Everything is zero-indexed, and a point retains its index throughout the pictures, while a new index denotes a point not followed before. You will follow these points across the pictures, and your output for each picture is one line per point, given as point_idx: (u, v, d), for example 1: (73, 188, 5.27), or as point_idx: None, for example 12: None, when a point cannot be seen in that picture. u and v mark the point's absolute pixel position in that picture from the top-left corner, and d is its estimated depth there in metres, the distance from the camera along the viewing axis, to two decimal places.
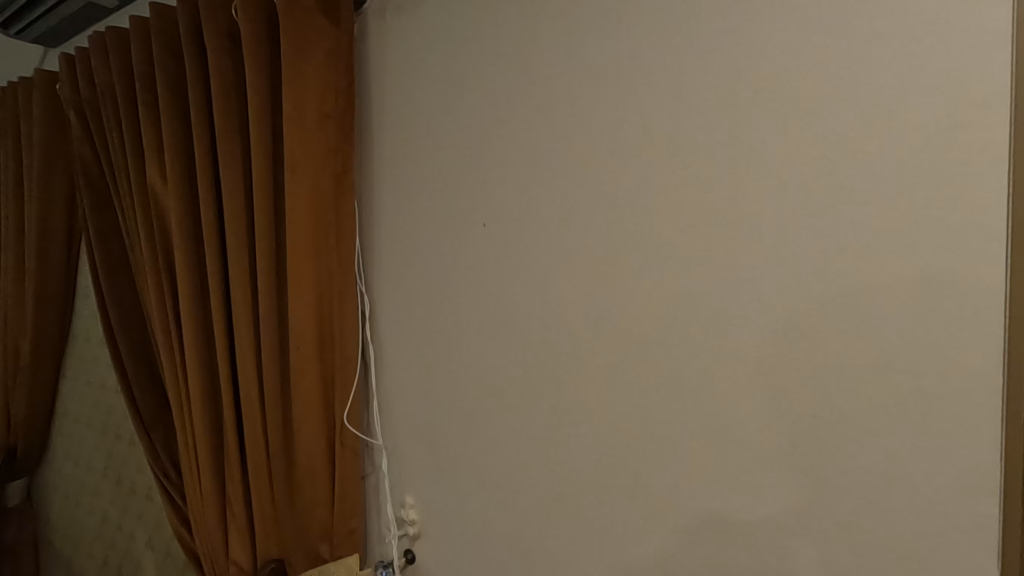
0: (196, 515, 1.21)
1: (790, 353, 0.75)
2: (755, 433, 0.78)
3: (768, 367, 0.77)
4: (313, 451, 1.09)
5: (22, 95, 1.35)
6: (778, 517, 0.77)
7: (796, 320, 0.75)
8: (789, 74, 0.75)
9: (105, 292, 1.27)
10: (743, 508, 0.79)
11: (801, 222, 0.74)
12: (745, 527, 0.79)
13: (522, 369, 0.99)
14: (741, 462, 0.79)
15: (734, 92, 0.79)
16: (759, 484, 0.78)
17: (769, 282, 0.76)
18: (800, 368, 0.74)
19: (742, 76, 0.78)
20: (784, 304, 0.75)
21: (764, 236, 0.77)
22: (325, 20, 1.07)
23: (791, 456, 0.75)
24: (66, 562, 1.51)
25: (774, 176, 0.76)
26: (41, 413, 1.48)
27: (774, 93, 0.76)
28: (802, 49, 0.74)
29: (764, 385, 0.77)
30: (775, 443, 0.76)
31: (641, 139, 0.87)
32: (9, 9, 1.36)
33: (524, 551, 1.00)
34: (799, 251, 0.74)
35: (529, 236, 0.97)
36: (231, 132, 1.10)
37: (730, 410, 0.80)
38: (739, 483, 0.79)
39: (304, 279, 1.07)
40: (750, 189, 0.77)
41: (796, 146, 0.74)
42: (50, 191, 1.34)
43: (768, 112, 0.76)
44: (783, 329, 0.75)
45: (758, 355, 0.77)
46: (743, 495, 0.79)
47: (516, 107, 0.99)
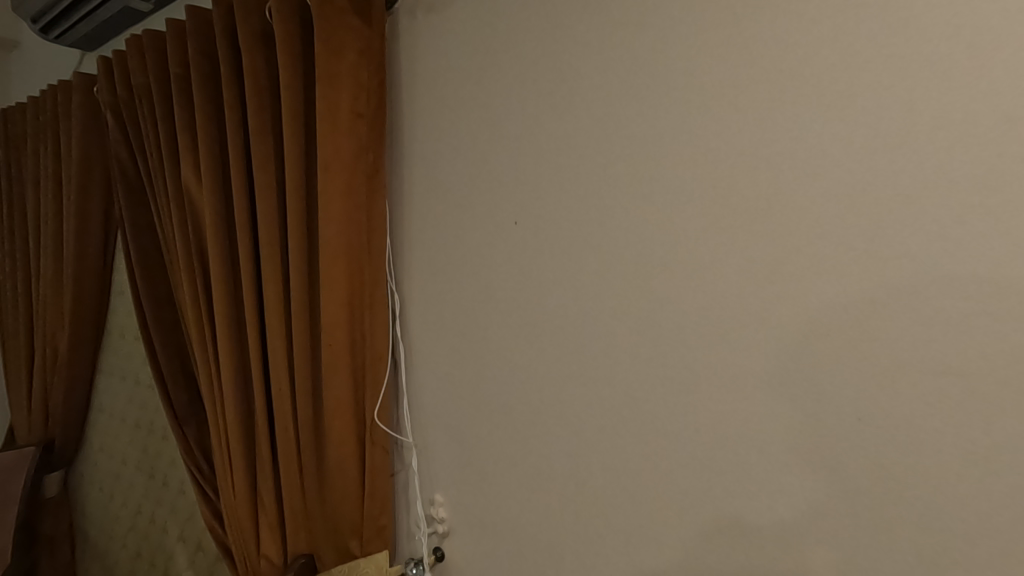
0: (228, 509, 1.22)
1: (836, 354, 0.73)
2: (797, 436, 0.75)
3: (811, 367, 0.74)
4: (344, 447, 1.09)
5: (60, 97, 1.39)
6: (819, 523, 0.74)
7: (840, 321, 0.72)
8: (837, 64, 0.72)
9: (141, 288, 1.30)
10: (783, 513, 0.77)
11: (849, 218, 0.71)
12: (784, 532, 0.77)
13: (552, 368, 0.98)
14: (783, 466, 0.77)
15: (777, 85, 0.76)
16: (801, 489, 0.75)
17: (814, 280, 0.74)
18: (844, 370, 0.72)
19: (786, 68, 0.76)
20: (828, 304, 0.73)
21: (809, 233, 0.74)
22: (358, 21, 1.08)
23: (836, 460, 0.73)
24: (100, 552, 1.55)
25: (820, 171, 0.73)
26: (78, 407, 1.52)
27: (820, 84, 0.73)
28: (845, 42, 0.72)
29: (808, 387, 0.75)
30: (817, 447, 0.74)
31: (677, 134, 0.85)
32: (50, 14, 1.40)
33: (555, 552, 0.99)
34: (843, 249, 0.72)
35: (560, 235, 0.97)
36: (264, 131, 1.11)
37: (771, 413, 0.77)
38: (781, 489, 0.77)
39: (335, 277, 1.07)
40: (795, 184, 0.75)
41: (840, 140, 0.72)
42: (87, 191, 1.38)
43: (814, 104, 0.74)
44: (827, 330, 0.73)
45: (801, 355, 0.75)
46: (785, 500, 0.77)
47: (548, 105, 0.98)
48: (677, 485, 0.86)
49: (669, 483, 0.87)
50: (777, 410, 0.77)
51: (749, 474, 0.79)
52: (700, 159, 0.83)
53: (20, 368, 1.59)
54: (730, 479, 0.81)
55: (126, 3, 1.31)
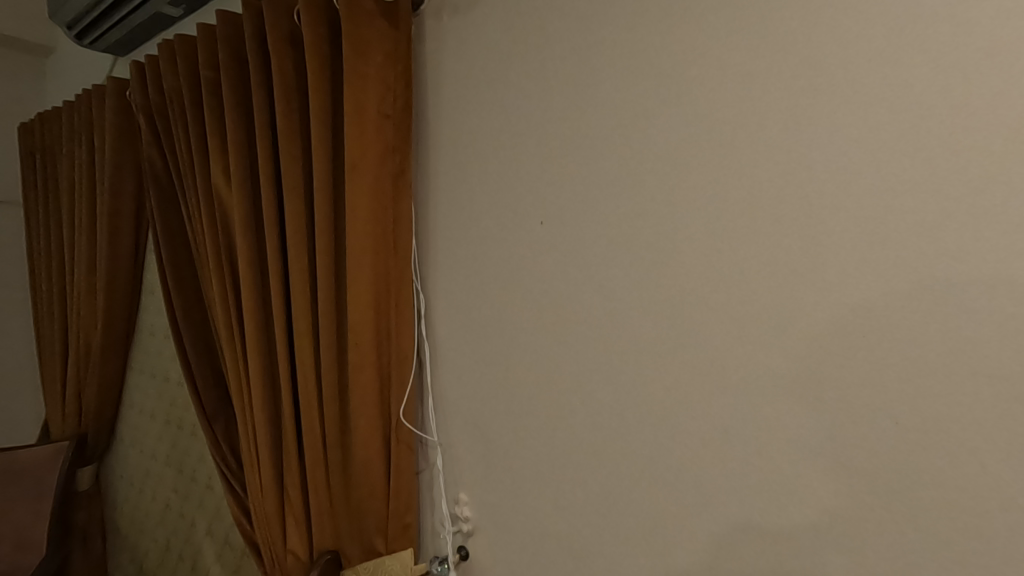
0: (256, 505, 1.24)
1: (873, 358, 0.71)
2: (831, 441, 0.73)
3: (848, 372, 0.72)
4: (370, 445, 1.10)
5: (94, 101, 1.43)
6: (856, 530, 0.72)
7: (876, 323, 0.70)
8: (879, 59, 0.70)
9: (171, 287, 1.33)
10: (817, 519, 0.75)
11: (888, 218, 0.69)
12: (818, 539, 0.75)
13: (577, 369, 0.98)
14: (819, 472, 0.75)
15: (814, 81, 0.74)
16: (836, 495, 0.73)
17: (851, 281, 0.72)
18: (881, 373, 0.70)
19: (824, 63, 0.74)
20: (864, 305, 0.71)
21: (846, 233, 0.72)
22: (385, 22, 1.09)
23: (874, 468, 0.71)
24: (130, 545, 1.58)
25: (859, 169, 0.71)
26: (110, 403, 1.57)
27: (858, 79, 0.71)
28: (882, 35, 0.70)
29: (843, 392, 0.73)
30: (853, 452, 0.72)
31: (708, 132, 0.83)
32: (84, 20, 1.44)
33: (580, 553, 0.99)
34: (880, 249, 0.70)
35: (588, 235, 0.96)
36: (293, 133, 1.13)
37: (806, 417, 0.75)
38: (816, 495, 0.75)
39: (361, 277, 1.08)
40: (830, 183, 0.73)
41: (877, 136, 0.70)
42: (119, 192, 1.41)
43: (853, 101, 0.71)
44: (863, 331, 0.71)
45: (837, 359, 0.73)
46: (821, 507, 0.75)
47: (574, 104, 0.98)
48: (706, 489, 0.85)
49: (698, 487, 0.85)
50: (811, 415, 0.75)
51: (782, 479, 0.77)
52: (731, 158, 0.81)
53: (55, 365, 1.64)
54: (762, 484, 0.79)
55: (157, 8, 1.34)
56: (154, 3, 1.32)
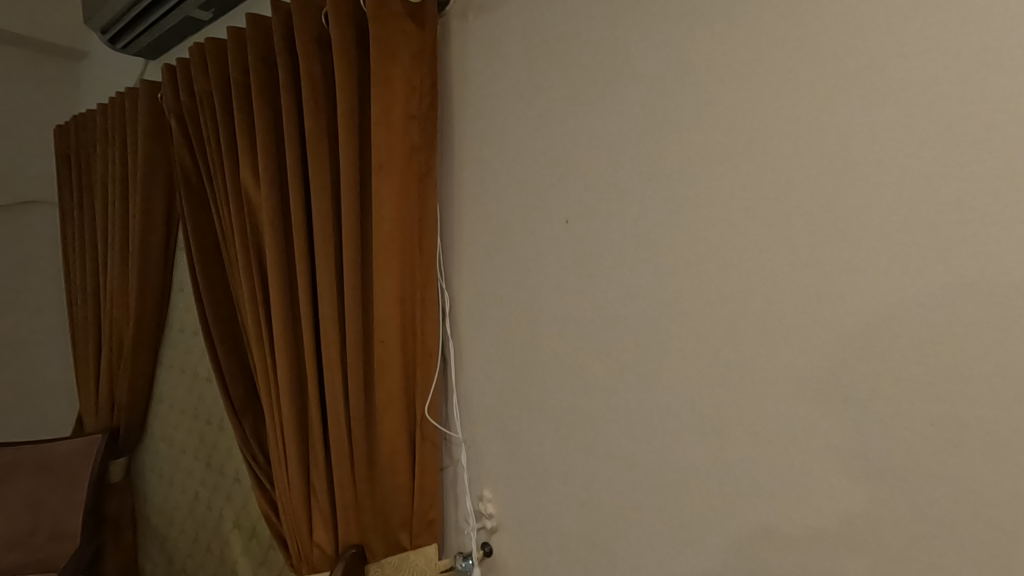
0: (283, 499, 1.27)
1: (910, 358, 0.69)
2: (861, 442, 0.73)
3: (882, 372, 0.71)
4: (396, 441, 1.12)
5: (127, 103, 1.47)
6: (885, 533, 0.71)
7: (908, 323, 0.69)
8: (918, 52, 0.68)
9: (201, 285, 1.37)
10: (847, 521, 0.74)
11: (927, 215, 0.68)
12: (848, 541, 0.74)
13: (601, 368, 0.98)
14: (851, 473, 0.73)
15: (846, 76, 0.73)
16: (866, 496, 0.72)
17: (882, 280, 0.71)
18: (912, 374, 0.69)
19: (860, 56, 0.72)
20: (896, 305, 0.70)
21: (881, 231, 0.71)
22: (412, 24, 1.10)
23: (910, 470, 0.69)
24: (159, 536, 1.63)
25: (894, 166, 0.70)
26: (141, 398, 1.61)
27: (891, 75, 0.70)
28: (916, 30, 0.69)
29: (877, 393, 0.71)
30: (885, 454, 0.71)
31: (737, 128, 0.82)
32: (118, 25, 1.48)
33: (603, 551, 0.99)
34: (913, 247, 0.69)
35: (613, 233, 0.96)
36: (321, 133, 1.15)
37: (839, 418, 0.74)
38: (849, 497, 0.74)
39: (387, 276, 1.10)
40: (865, 179, 0.71)
41: (911, 133, 0.69)
42: (151, 192, 1.45)
43: (890, 95, 0.70)
44: (895, 332, 0.70)
45: (871, 359, 0.72)
46: (851, 509, 0.74)
47: (600, 102, 0.97)
48: (734, 490, 0.84)
49: (726, 488, 0.85)
50: (844, 416, 0.74)
51: (813, 481, 0.76)
52: (761, 155, 0.80)
53: (89, 360, 1.69)
54: (792, 485, 0.78)
55: (188, 12, 1.37)
56: (185, 7, 1.35)
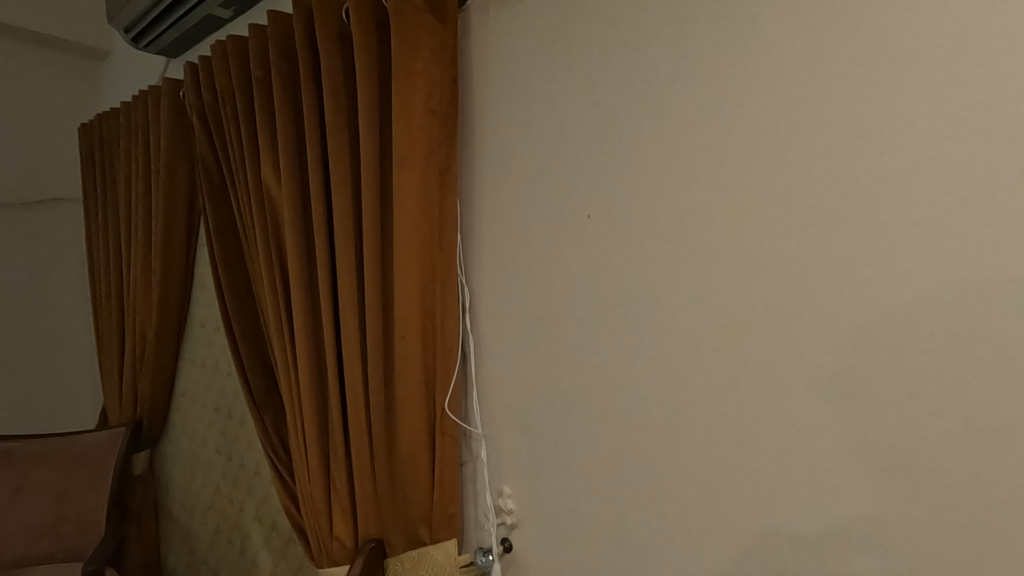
0: (304, 493, 1.28)
1: (943, 355, 0.68)
2: (893, 441, 0.71)
3: (916, 369, 0.70)
4: (417, 435, 1.12)
5: (150, 101, 1.49)
6: (919, 533, 0.70)
7: (943, 320, 0.68)
8: (954, 44, 0.67)
9: (223, 281, 1.38)
10: (878, 522, 0.73)
11: (963, 210, 0.66)
12: (880, 541, 0.73)
13: (622, 365, 0.97)
14: (881, 471, 0.72)
15: (879, 69, 0.72)
16: (898, 495, 0.71)
17: (916, 277, 0.69)
18: (946, 373, 0.68)
19: (893, 46, 0.71)
20: (930, 302, 0.69)
21: (915, 226, 0.69)
22: (433, 18, 1.10)
23: (941, 469, 0.68)
24: (181, 527, 1.66)
25: (929, 160, 0.68)
26: (163, 392, 1.64)
27: (926, 68, 0.69)
28: (953, 22, 0.67)
29: (908, 390, 0.70)
30: (919, 453, 0.70)
31: (764, 120, 0.81)
32: (141, 25, 1.51)
33: (624, 549, 0.98)
34: (949, 242, 0.67)
35: (635, 228, 0.95)
36: (341, 129, 1.15)
37: (868, 414, 0.73)
38: (880, 496, 0.73)
39: (408, 271, 1.10)
40: (898, 172, 0.70)
41: (946, 128, 0.67)
42: (173, 189, 1.47)
43: (924, 89, 0.69)
44: (930, 329, 0.69)
45: (903, 354, 0.71)
46: (883, 508, 0.72)
47: (623, 95, 0.96)
48: (759, 488, 0.83)
49: (750, 485, 0.83)
50: (874, 412, 0.73)
51: (841, 478, 0.75)
52: (789, 147, 0.79)
53: (113, 355, 1.72)
54: (820, 483, 0.77)
55: (208, 10, 1.38)
56: (207, 6, 1.37)
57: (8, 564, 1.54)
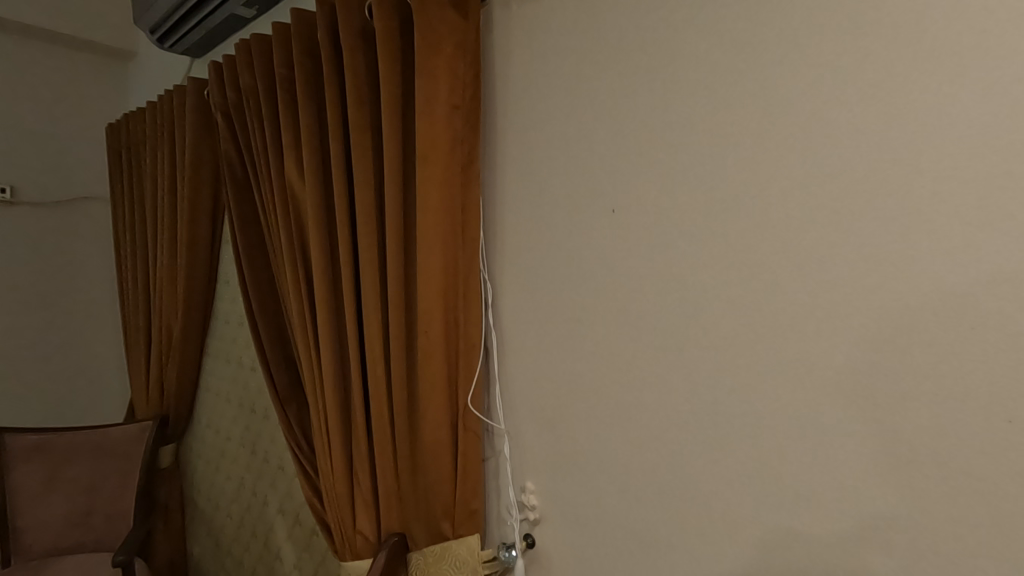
0: (327, 486, 1.29)
1: (980, 352, 0.66)
2: (928, 442, 0.69)
3: (952, 367, 0.68)
4: (439, 430, 1.12)
5: (175, 100, 1.51)
6: (954, 535, 0.68)
7: (980, 318, 0.66)
8: (995, 31, 0.64)
9: (247, 277, 1.41)
10: (912, 524, 0.71)
11: (1004, 203, 0.64)
12: (913, 543, 0.71)
13: (645, 362, 0.96)
14: (916, 469, 0.70)
15: (914, 58, 0.69)
16: (933, 496, 0.69)
17: (952, 273, 0.67)
18: (984, 372, 0.66)
19: (930, 35, 0.69)
20: (967, 299, 0.66)
21: (951, 220, 0.67)
22: (455, 13, 1.10)
23: (979, 470, 0.66)
24: (206, 520, 1.69)
25: (967, 151, 0.66)
26: (189, 386, 1.67)
27: (964, 57, 0.66)
28: (992, 9, 0.65)
29: (947, 387, 0.68)
30: (957, 454, 0.67)
31: (795, 110, 0.79)
32: (167, 25, 1.53)
33: (648, 547, 0.97)
34: (988, 237, 0.65)
35: (659, 222, 0.93)
36: (364, 126, 1.16)
37: (903, 411, 0.71)
38: (915, 497, 0.71)
39: (432, 267, 1.10)
40: (934, 161, 0.68)
41: (986, 118, 0.65)
42: (198, 188, 1.50)
43: (961, 79, 0.66)
44: (967, 328, 0.67)
45: (941, 350, 0.68)
46: (916, 510, 0.70)
47: (647, 87, 0.95)
48: (789, 487, 0.81)
49: (781, 484, 0.81)
50: (907, 411, 0.71)
51: (876, 477, 0.73)
52: (820, 137, 0.76)
53: (139, 350, 1.76)
54: (851, 481, 0.75)
55: (232, 10, 1.40)
56: (230, 5, 1.38)
57: (42, 552, 1.63)
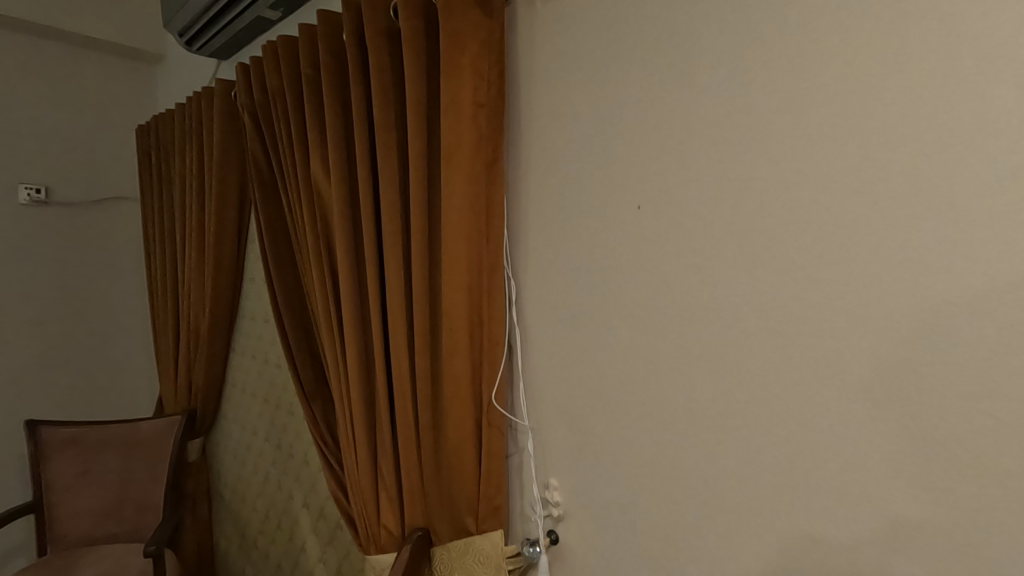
0: (353, 480, 1.31)
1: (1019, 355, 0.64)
2: (964, 448, 0.67)
3: (988, 370, 0.66)
4: (464, 426, 1.13)
5: (204, 102, 1.55)
6: (991, 542, 0.66)
7: (1019, 321, 0.64)
8: None
9: (273, 275, 1.44)
10: (946, 530, 0.69)
11: None
12: (946, 549, 0.69)
13: (670, 362, 0.95)
14: (950, 474, 0.68)
15: (950, 53, 0.67)
16: (969, 503, 0.67)
17: (989, 273, 0.65)
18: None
19: (967, 29, 0.66)
20: (1005, 301, 0.64)
21: (988, 219, 0.65)
22: (480, 12, 1.10)
23: (1017, 476, 0.64)
24: (232, 513, 1.73)
25: (1005, 149, 0.64)
26: (216, 382, 1.71)
27: (1005, 51, 0.64)
28: None
29: (983, 391, 0.66)
30: (994, 460, 0.65)
31: (829, 102, 0.77)
32: (195, 28, 1.57)
33: (672, 546, 0.97)
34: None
35: (687, 217, 0.92)
36: (389, 124, 1.17)
37: (936, 415, 0.69)
38: (949, 502, 0.69)
39: (457, 264, 1.11)
40: (970, 158, 0.66)
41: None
42: (226, 188, 1.54)
43: (1001, 74, 0.64)
44: (1006, 330, 0.64)
45: (977, 353, 0.66)
46: (949, 516, 0.69)
47: (674, 84, 0.94)
48: (819, 488, 0.79)
49: (812, 484, 0.80)
50: (939, 415, 0.69)
51: (908, 481, 0.72)
52: (851, 134, 0.75)
53: (169, 346, 1.81)
54: (880, 484, 0.74)
55: (258, 12, 1.42)
56: (257, 7, 1.41)
57: (76, 541, 1.68)
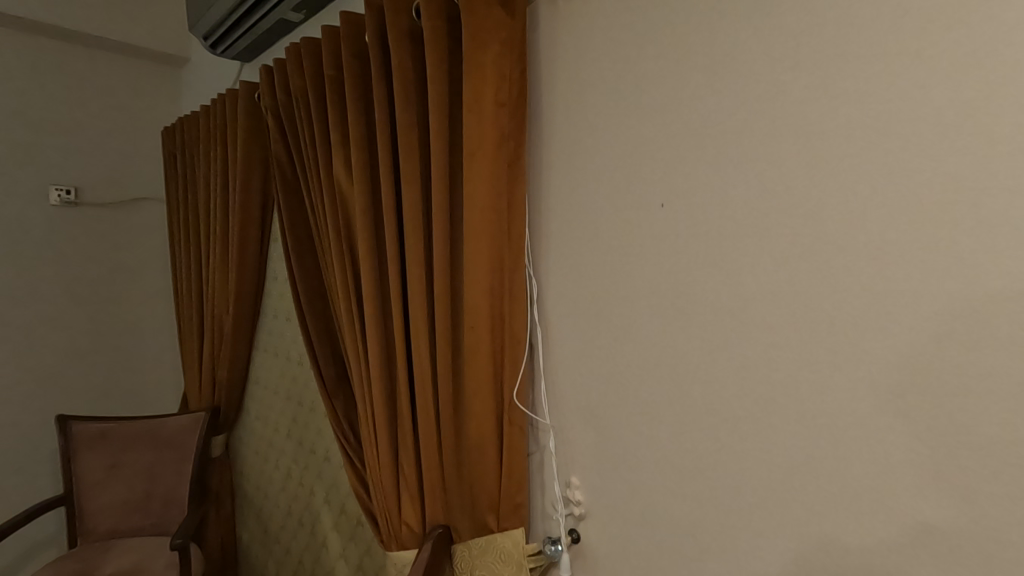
0: (374, 476, 1.33)
1: None
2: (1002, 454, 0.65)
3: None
4: (485, 423, 1.13)
5: (228, 104, 1.58)
6: None
7: None
8: None
9: (297, 274, 1.46)
10: (982, 538, 0.67)
11: None
12: (981, 558, 0.67)
13: (693, 363, 0.94)
14: (987, 481, 0.66)
15: (986, 47, 0.65)
16: (1008, 510, 0.65)
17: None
18: None
19: (1005, 21, 0.64)
20: None
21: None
22: (502, 11, 1.10)
23: None
24: (255, 508, 1.76)
25: None
26: (239, 379, 1.74)
27: None
28: None
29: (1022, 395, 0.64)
30: None
31: (857, 97, 0.75)
32: (220, 32, 1.60)
33: (694, 549, 0.96)
34: None
35: (709, 214, 0.91)
36: (411, 124, 1.18)
37: (971, 420, 0.67)
38: (986, 510, 0.66)
39: (479, 261, 1.11)
40: (1008, 154, 0.64)
41: None
42: (249, 188, 1.56)
43: None
44: None
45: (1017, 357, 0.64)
46: (985, 523, 0.66)
47: (698, 81, 0.93)
48: (846, 493, 0.77)
49: (839, 486, 0.78)
50: (975, 420, 0.67)
51: (943, 487, 0.69)
52: (881, 130, 0.73)
53: (193, 344, 1.84)
54: (912, 490, 0.72)
55: (282, 15, 1.45)
56: (281, 10, 1.43)
57: (105, 533, 1.73)
